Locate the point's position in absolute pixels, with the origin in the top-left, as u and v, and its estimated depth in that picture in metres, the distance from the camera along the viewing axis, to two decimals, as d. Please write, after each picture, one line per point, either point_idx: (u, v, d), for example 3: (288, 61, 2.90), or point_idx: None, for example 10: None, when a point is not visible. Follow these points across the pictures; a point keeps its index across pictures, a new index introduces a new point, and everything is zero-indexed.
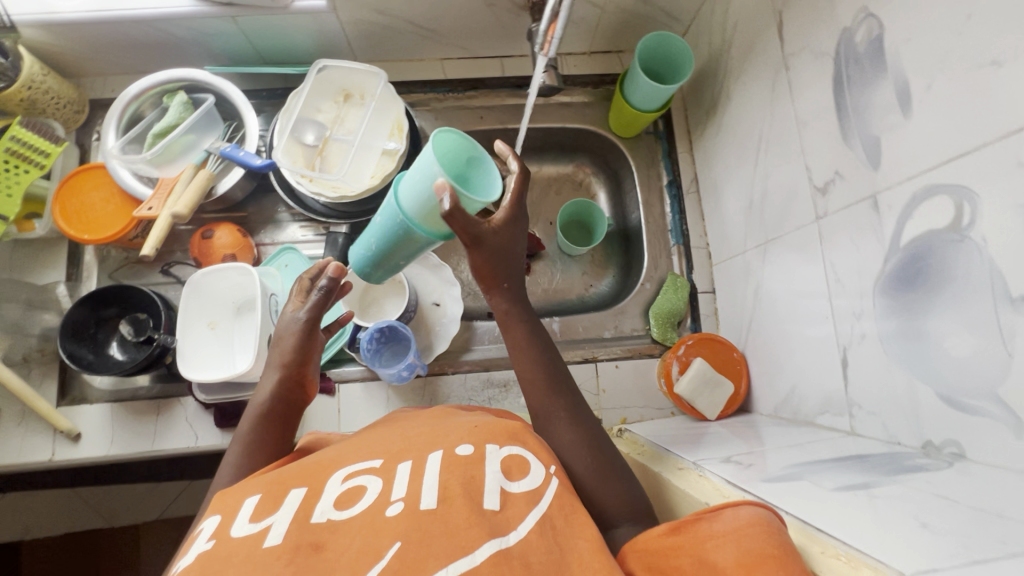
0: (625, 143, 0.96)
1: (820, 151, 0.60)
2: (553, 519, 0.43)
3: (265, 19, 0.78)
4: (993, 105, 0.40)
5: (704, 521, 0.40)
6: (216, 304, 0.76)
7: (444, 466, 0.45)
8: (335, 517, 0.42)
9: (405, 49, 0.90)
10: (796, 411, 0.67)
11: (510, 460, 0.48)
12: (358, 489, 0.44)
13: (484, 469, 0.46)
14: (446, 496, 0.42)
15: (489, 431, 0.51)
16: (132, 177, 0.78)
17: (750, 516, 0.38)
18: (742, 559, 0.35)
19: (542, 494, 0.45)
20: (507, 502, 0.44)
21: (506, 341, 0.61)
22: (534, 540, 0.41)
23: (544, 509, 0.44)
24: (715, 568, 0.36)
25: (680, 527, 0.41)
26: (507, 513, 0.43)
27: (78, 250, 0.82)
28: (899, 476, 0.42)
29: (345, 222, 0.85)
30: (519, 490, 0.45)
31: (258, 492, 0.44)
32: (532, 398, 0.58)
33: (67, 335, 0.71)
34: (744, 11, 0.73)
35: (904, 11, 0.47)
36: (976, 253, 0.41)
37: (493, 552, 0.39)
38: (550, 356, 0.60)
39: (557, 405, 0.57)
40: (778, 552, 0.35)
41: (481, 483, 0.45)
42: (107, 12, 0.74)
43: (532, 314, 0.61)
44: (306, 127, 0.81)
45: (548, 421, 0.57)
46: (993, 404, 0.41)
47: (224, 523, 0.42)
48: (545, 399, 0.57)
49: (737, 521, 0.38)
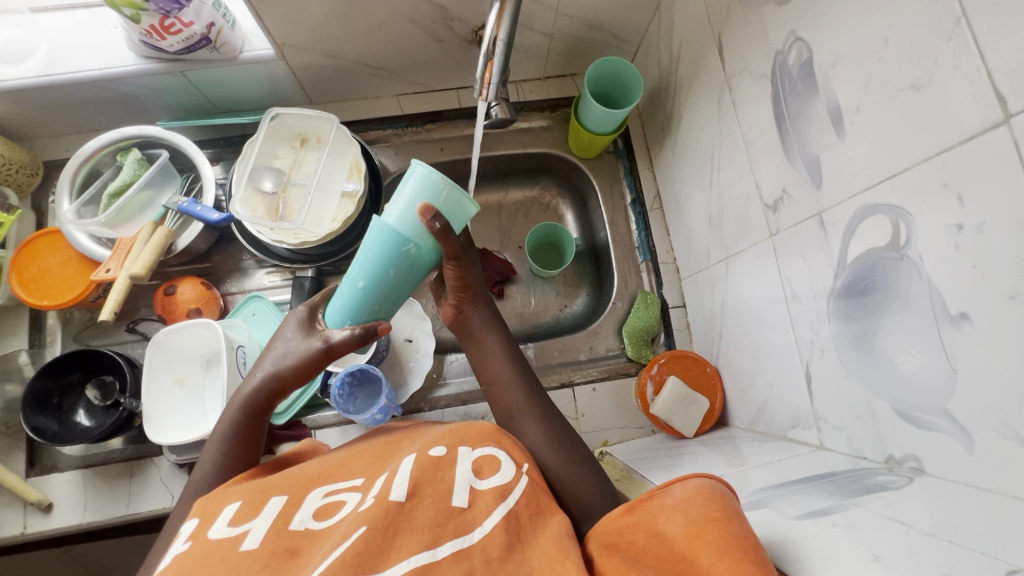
0: (587, 164, 0.97)
1: (767, 169, 0.61)
2: (519, 517, 0.45)
3: (215, 71, 0.78)
4: (914, 129, 0.41)
5: (655, 497, 0.44)
6: (186, 359, 0.75)
7: (417, 466, 0.48)
8: (313, 525, 0.44)
9: (360, 88, 0.90)
10: (769, 425, 0.67)
11: (480, 460, 0.50)
12: (338, 502, 0.47)
13: (453, 470, 0.48)
14: (416, 494, 0.45)
15: (464, 433, 0.54)
16: (89, 240, 0.77)
17: (698, 486, 0.43)
18: (690, 527, 0.39)
19: (510, 490, 0.47)
20: (474, 499, 0.46)
21: (478, 355, 0.64)
22: (497, 536, 0.43)
23: (512, 505, 0.46)
24: (667, 539, 0.40)
25: (635, 506, 0.45)
26: (475, 509, 0.45)
27: (41, 316, 0.81)
28: (860, 499, 0.42)
29: (311, 266, 0.84)
30: (487, 487, 0.47)
31: (238, 500, 0.47)
32: (505, 399, 0.61)
33: (30, 408, 0.70)
34: (687, 33, 0.74)
35: (829, 36, 0.48)
36: (915, 272, 0.42)
37: (454, 550, 0.41)
38: (521, 361, 0.64)
39: (531, 403, 0.60)
40: (720, 515, 0.39)
41: (450, 483, 0.47)
42: (52, 76, 0.74)
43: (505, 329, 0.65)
44: (264, 174, 0.81)
45: (520, 421, 0.60)
46: (943, 419, 0.41)
47: (203, 525, 0.44)
48: (520, 397, 0.61)
49: (685, 493, 0.42)
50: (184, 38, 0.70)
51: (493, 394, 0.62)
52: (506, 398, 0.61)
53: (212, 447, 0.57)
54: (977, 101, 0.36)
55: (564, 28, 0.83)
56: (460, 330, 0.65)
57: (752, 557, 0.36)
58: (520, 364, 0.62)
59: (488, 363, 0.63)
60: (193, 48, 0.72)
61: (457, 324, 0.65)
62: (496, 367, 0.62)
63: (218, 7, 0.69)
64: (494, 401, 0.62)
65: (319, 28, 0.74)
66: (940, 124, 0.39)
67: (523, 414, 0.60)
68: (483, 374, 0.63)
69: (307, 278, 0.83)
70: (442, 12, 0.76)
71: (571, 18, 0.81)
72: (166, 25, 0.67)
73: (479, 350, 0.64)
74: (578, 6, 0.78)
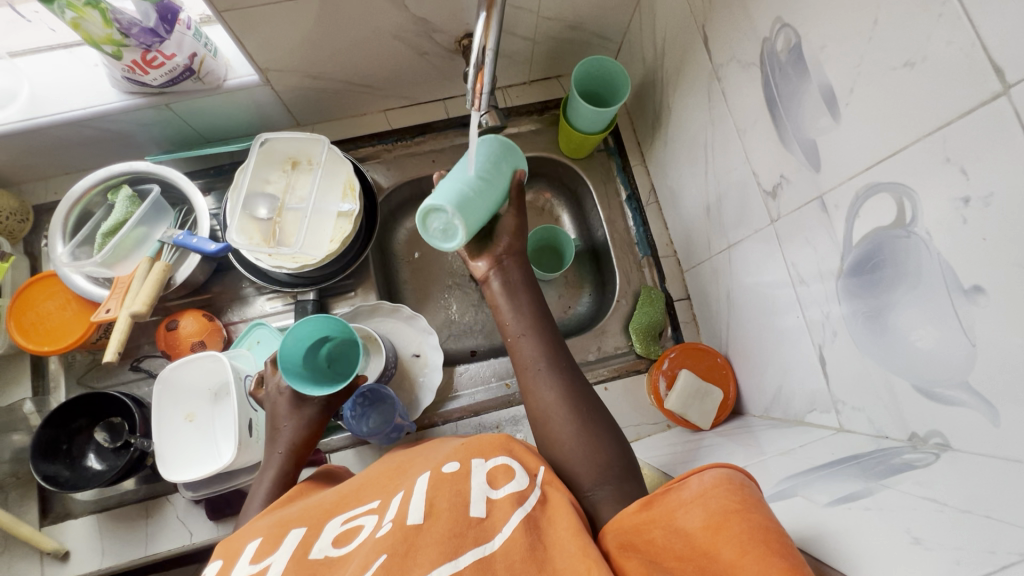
0: (579, 164, 0.97)
1: (763, 155, 0.61)
2: (538, 519, 0.44)
3: (201, 102, 0.77)
4: (911, 107, 0.41)
5: (673, 492, 0.43)
6: (194, 394, 0.74)
7: (432, 485, 0.48)
8: (332, 553, 0.44)
9: (347, 106, 0.90)
10: (786, 410, 0.66)
11: (494, 470, 0.50)
12: (357, 527, 0.47)
13: (470, 483, 0.48)
14: (433, 513, 0.44)
15: (477, 446, 0.53)
16: (87, 282, 0.76)
17: (716, 478, 0.42)
18: (709, 522, 0.39)
19: (527, 496, 0.47)
20: (492, 508, 0.45)
21: (511, 311, 0.66)
22: (517, 538, 0.42)
23: (529, 509, 0.45)
24: (686, 535, 0.40)
25: (651, 501, 0.44)
26: (493, 517, 0.44)
27: (43, 362, 0.80)
28: (890, 480, 0.42)
29: (313, 289, 0.83)
30: (504, 495, 0.47)
31: (259, 536, 0.47)
32: (526, 352, 0.63)
33: (40, 456, 0.69)
34: (670, 26, 0.74)
35: (816, 20, 0.48)
36: (923, 247, 0.42)
37: (475, 559, 0.40)
38: (550, 325, 0.65)
39: (552, 361, 0.61)
40: (740, 507, 0.38)
41: (467, 495, 0.47)
42: (38, 119, 0.73)
43: (539, 297, 0.68)
44: (258, 201, 0.80)
45: (540, 374, 0.61)
46: (965, 393, 0.41)
47: (226, 566, 0.44)
48: (546, 353, 0.62)
49: (703, 485, 0.42)
50: (167, 71, 0.69)
51: (515, 345, 0.64)
52: (533, 354, 0.62)
53: (254, 503, 0.60)
54: (975, 75, 0.36)
55: (546, 31, 0.84)
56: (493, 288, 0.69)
57: (777, 548, 0.35)
58: (548, 326, 0.64)
59: (514, 317, 0.65)
60: (177, 80, 0.72)
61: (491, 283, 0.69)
62: (523, 324, 0.65)
63: (199, 37, 0.70)
64: (521, 355, 0.63)
65: (303, 51, 0.74)
66: (939, 100, 0.38)
67: (547, 369, 0.61)
68: (511, 327, 0.65)
69: (310, 301, 0.83)
70: (424, 25, 0.76)
71: (552, 21, 0.81)
72: (149, 59, 0.67)
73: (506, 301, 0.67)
74: (558, 8, 0.78)
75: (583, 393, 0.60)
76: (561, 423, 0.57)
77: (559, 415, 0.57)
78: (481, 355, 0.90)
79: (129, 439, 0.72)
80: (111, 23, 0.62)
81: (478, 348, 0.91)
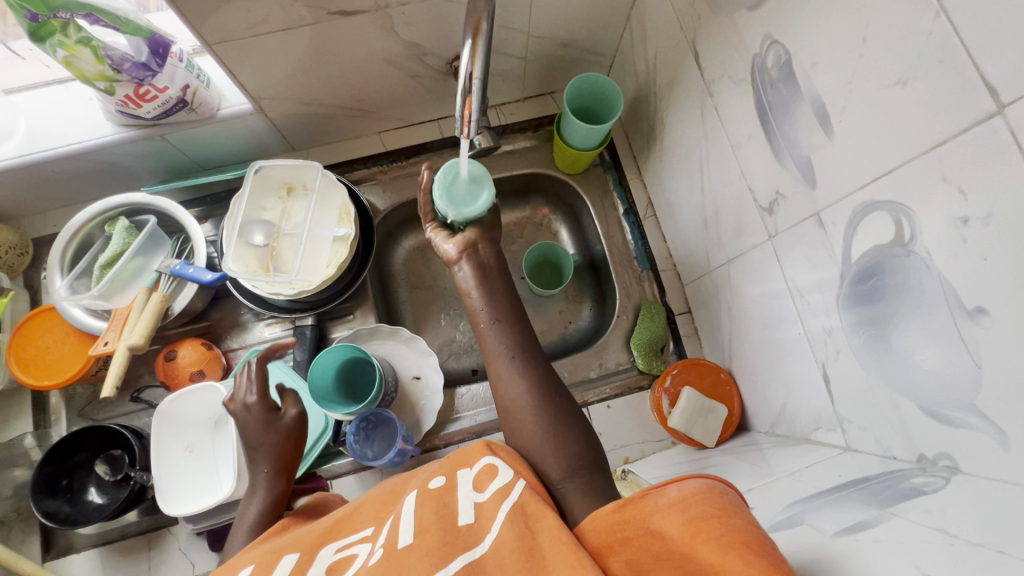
0: (575, 179, 0.96)
1: (758, 171, 0.60)
2: (525, 506, 0.44)
3: (195, 132, 0.78)
4: (905, 125, 0.40)
5: (648, 497, 0.42)
6: (194, 424, 0.74)
7: (419, 502, 0.47)
8: None
9: (342, 130, 0.90)
10: (791, 427, 0.65)
11: (479, 474, 0.49)
12: (350, 556, 0.46)
13: (457, 495, 0.48)
14: (422, 529, 0.44)
15: (460, 458, 0.53)
16: (85, 314, 0.77)
17: (695, 486, 0.42)
18: (690, 527, 0.38)
19: (513, 487, 0.47)
20: (480, 511, 0.45)
21: (481, 300, 0.65)
22: (505, 532, 0.42)
23: (515, 498, 0.45)
24: (665, 539, 0.39)
25: (625, 503, 0.42)
26: (481, 520, 0.44)
27: (43, 395, 0.80)
28: (898, 508, 0.41)
29: (311, 314, 0.83)
30: (490, 496, 0.46)
31: (252, 564, 0.46)
32: (493, 341, 0.62)
33: (40, 492, 0.69)
34: (661, 42, 0.74)
35: (806, 38, 0.48)
36: (923, 267, 0.41)
37: (465, 564, 0.40)
38: (521, 316, 0.65)
39: (522, 351, 0.61)
40: (719, 512, 0.39)
41: (454, 508, 0.46)
42: (33, 155, 0.74)
43: (509, 288, 0.67)
44: (254, 228, 0.80)
45: (509, 364, 0.60)
46: (972, 415, 0.40)
47: None
48: (515, 343, 0.62)
49: (681, 492, 0.41)
50: (160, 103, 0.70)
51: (483, 335, 0.64)
52: (501, 343, 0.62)
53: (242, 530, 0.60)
54: (969, 95, 0.35)
55: (537, 49, 0.84)
56: (463, 279, 0.68)
57: (761, 549, 0.36)
58: (518, 318, 0.64)
59: (483, 304, 0.65)
60: (170, 112, 0.72)
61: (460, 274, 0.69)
62: (492, 313, 0.64)
63: (191, 69, 0.70)
64: (491, 344, 0.62)
65: (294, 78, 0.74)
66: (933, 119, 0.38)
67: (516, 359, 0.60)
68: (480, 316, 0.65)
69: (308, 326, 0.83)
70: (414, 49, 0.76)
71: (543, 39, 0.81)
72: (142, 93, 0.68)
73: (475, 288, 0.66)
74: (547, 26, 0.78)
75: (551, 385, 0.59)
76: (529, 416, 0.56)
77: (526, 409, 0.57)
78: (482, 374, 0.89)
79: (128, 473, 0.71)
80: (102, 60, 0.63)
81: (478, 367, 0.91)
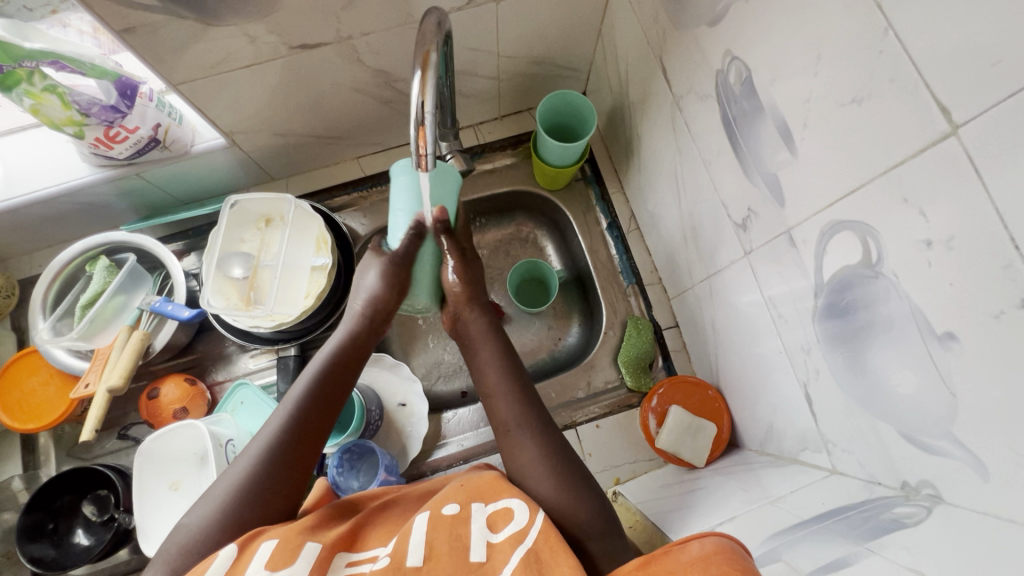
0: (558, 195, 0.95)
1: (729, 188, 0.59)
2: (539, 552, 0.43)
3: (171, 169, 0.78)
4: (867, 143, 0.38)
5: (671, 554, 0.41)
6: (180, 461, 0.72)
7: (431, 525, 0.46)
8: None
9: (318, 158, 0.90)
10: (780, 447, 0.63)
11: (494, 513, 0.48)
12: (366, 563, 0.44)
13: (469, 527, 0.46)
14: (431, 555, 0.43)
15: (476, 489, 0.51)
16: (69, 355, 0.77)
17: (718, 545, 0.40)
18: None
19: (527, 532, 0.45)
20: (492, 552, 0.44)
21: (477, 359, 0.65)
22: None
23: (530, 544, 0.44)
24: None
25: (649, 560, 0.41)
26: (493, 561, 0.43)
27: (32, 437, 0.80)
28: (877, 544, 0.39)
29: (294, 344, 0.82)
30: (504, 538, 0.45)
31: (275, 536, 0.44)
32: (502, 410, 0.60)
33: (25, 537, 0.69)
34: (631, 56, 0.72)
35: (764, 54, 0.46)
36: (892, 289, 0.39)
37: None
38: (521, 372, 0.63)
39: (527, 413, 0.59)
40: None
41: (467, 540, 0.45)
42: (12, 200, 0.74)
43: (504, 340, 0.66)
44: (233, 261, 0.80)
45: (516, 431, 0.58)
46: (950, 443, 0.38)
47: (238, 561, 0.41)
48: (516, 407, 0.59)
49: (704, 550, 0.40)
50: (132, 143, 0.70)
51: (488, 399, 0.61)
52: (504, 407, 0.60)
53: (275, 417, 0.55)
54: (922, 114, 0.33)
55: (510, 68, 0.83)
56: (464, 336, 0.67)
57: None
58: (517, 375, 0.62)
59: (486, 370, 0.63)
60: (143, 151, 0.72)
61: (460, 330, 0.67)
62: (493, 375, 0.62)
63: (162, 107, 0.70)
64: (493, 406, 0.61)
65: (266, 111, 0.74)
66: (890, 138, 0.36)
67: (519, 424, 0.58)
68: (481, 379, 0.63)
69: (291, 356, 0.82)
70: (383, 76, 0.75)
71: (515, 58, 0.80)
72: (112, 135, 0.68)
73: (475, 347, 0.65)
74: (517, 46, 0.78)
75: (561, 444, 0.57)
76: (541, 476, 0.54)
77: (539, 469, 0.54)
78: (470, 397, 0.88)
79: (113, 513, 0.71)
80: (69, 105, 0.64)
81: (467, 390, 0.90)
